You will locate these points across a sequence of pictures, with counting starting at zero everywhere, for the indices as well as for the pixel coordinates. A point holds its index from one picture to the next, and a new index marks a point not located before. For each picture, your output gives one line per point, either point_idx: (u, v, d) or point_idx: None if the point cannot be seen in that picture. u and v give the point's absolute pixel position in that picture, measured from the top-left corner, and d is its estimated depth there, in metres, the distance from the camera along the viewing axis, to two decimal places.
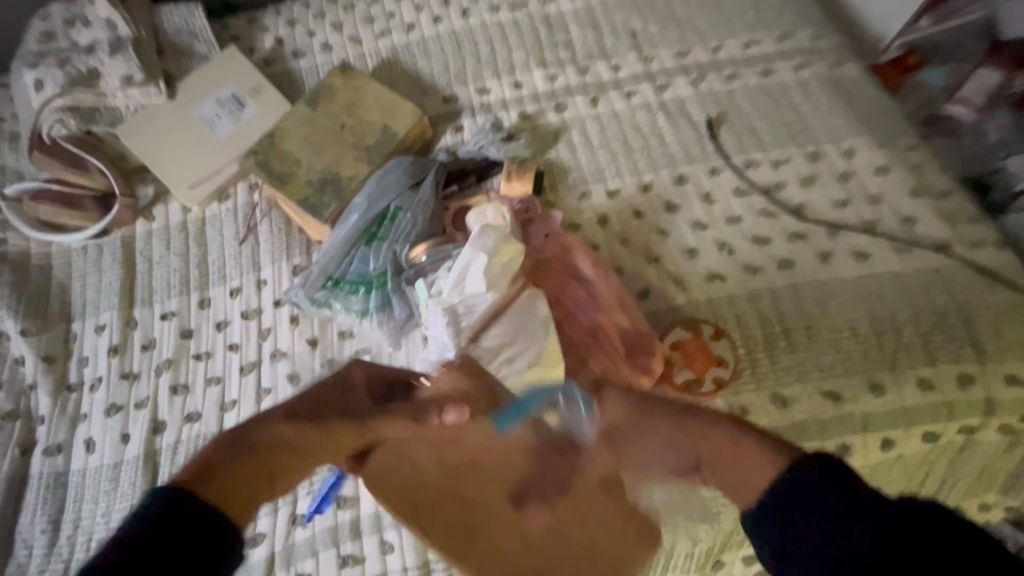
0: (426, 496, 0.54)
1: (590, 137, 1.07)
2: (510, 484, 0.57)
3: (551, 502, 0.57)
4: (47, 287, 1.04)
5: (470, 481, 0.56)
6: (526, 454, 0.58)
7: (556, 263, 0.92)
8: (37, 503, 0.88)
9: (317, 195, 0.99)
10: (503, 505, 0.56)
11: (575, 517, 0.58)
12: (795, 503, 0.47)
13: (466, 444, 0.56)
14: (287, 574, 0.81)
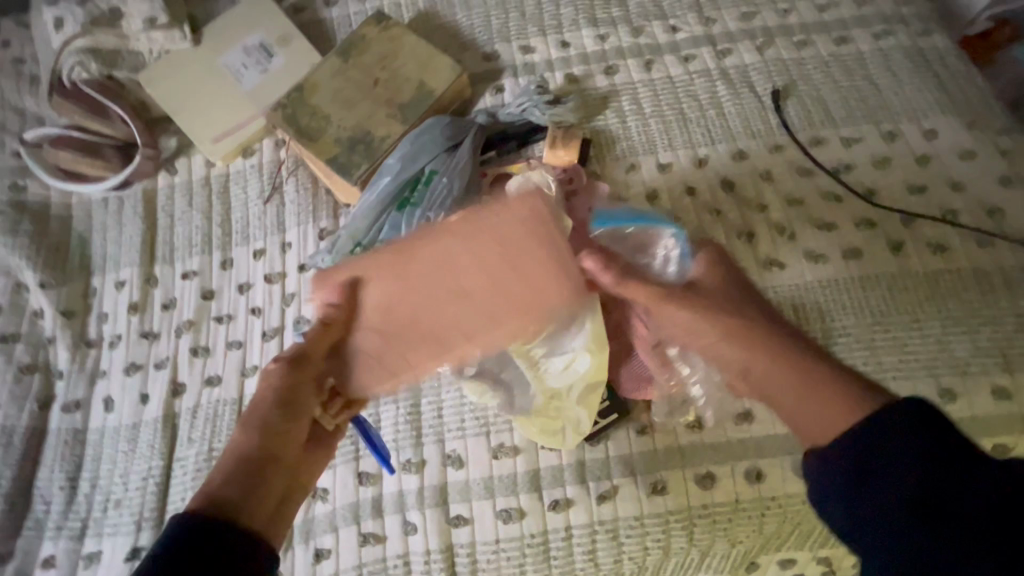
0: (380, 341, 0.66)
1: (641, 104, 0.99)
2: (455, 309, 0.65)
3: (503, 297, 0.64)
4: (67, 239, 1.00)
5: (418, 324, 0.66)
6: (449, 280, 0.65)
7: None
8: (55, 458, 0.86)
9: (347, 154, 0.93)
10: (461, 321, 0.65)
11: (532, 302, 0.64)
12: (889, 439, 0.46)
13: (369, 307, 0.67)
14: (306, 548, 0.79)
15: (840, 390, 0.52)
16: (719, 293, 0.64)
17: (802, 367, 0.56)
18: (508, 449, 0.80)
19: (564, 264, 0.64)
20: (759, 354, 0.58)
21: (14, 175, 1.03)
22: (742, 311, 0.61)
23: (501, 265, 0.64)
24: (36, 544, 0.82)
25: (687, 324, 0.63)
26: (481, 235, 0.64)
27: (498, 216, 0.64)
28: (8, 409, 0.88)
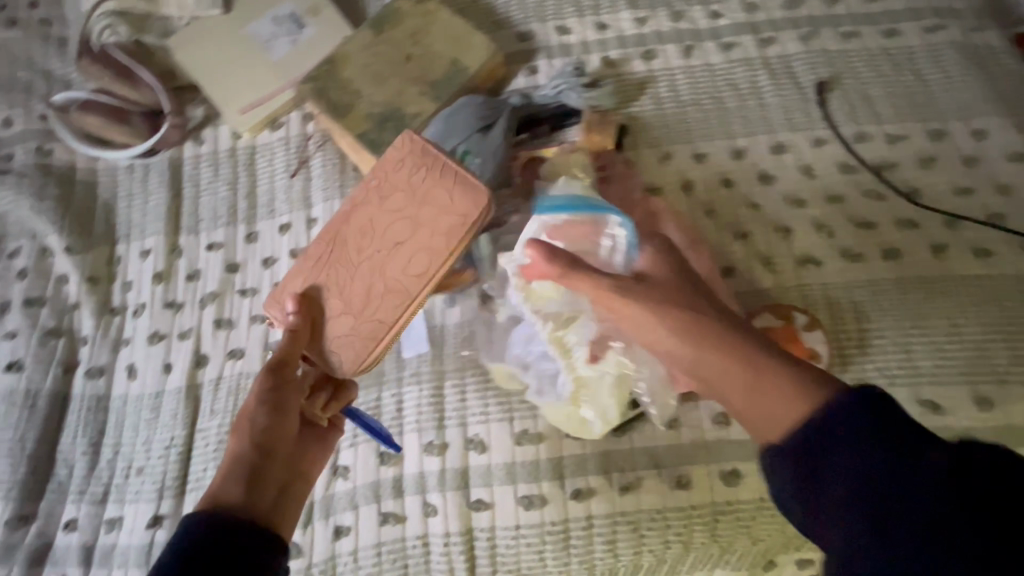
0: (353, 313, 0.74)
1: (679, 91, 0.96)
2: (403, 265, 0.76)
3: (434, 237, 0.76)
4: (92, 205, 1.00)
5: (378, 289, 0.75)
6: (386, 246, 0.77)
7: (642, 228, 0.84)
8: (78, 423, 0.86)
9: (378, 130, 0.91)
10: (411, 272, 0.75)
11: (446, 229, 0.76)
12: (842, 430, 0.45)
13: (325, 299, 0.76)
14: (326, 524, 0.79)
15: (787, 377, 0.51)
16: (668, 283, 0.62)
17: (750, 359, 0.53)
18: (532, 436, 0.80)
19: (457, 178, 0.77)
20: (709, 352, 0.55)
21: (40, 137, 1.02)
22: (689, 303, 0.59)
23: (409, 211, 0.77)
24: (58, 507, 0.83)
25: (638, 319, 0.60)
26: (387, 186, 0.79)
27: (394, 169, 0.79)
28: (32, 372, 0.88)
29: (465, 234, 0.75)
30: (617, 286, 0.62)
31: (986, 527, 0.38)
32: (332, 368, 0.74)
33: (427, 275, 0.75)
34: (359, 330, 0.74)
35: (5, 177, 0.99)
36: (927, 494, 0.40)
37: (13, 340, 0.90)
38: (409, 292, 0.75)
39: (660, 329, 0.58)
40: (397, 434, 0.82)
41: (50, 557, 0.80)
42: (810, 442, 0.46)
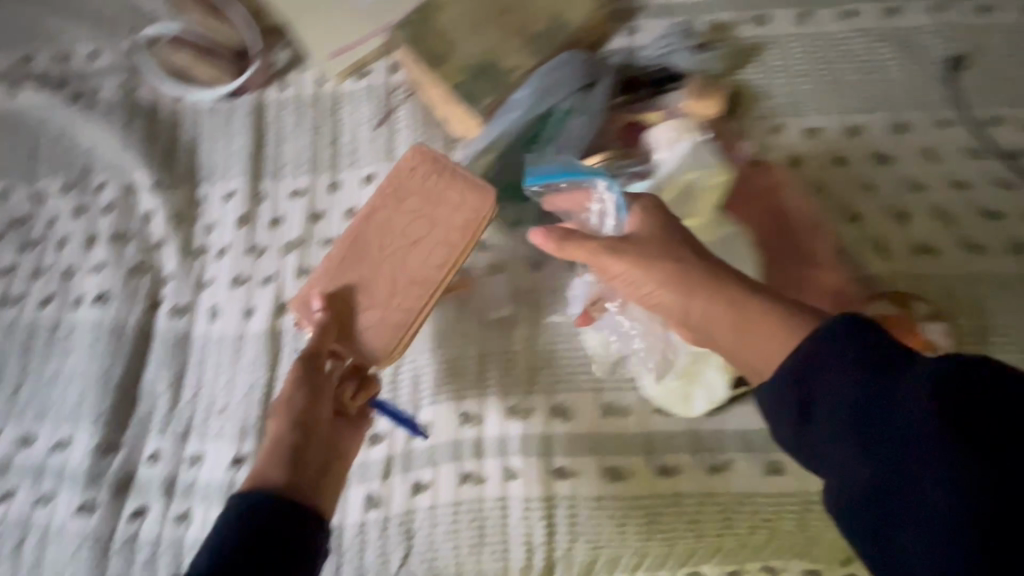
0: (373, 306, 0.76)
1: (792, 60, 0.90)
2: (419, 260, 0.77)
3: (446, 234, 0.78)
4: (176, 143, 0.99)
5: (399, 282, 0.77)
6: (401, 245, 0.78)
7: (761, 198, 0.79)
8: (162, 359, 0.87)
9: (473, 82, 0.88)
10: (428, 266, 0.77)
11: (456, 227, 0.78)
12: (829, 358, 0.47)
13: (345, 294, 0.77)
14: (404, 478, 0.79)
15: (771, 322, 0.53)
16: (657, 244, 0.64)
17: (735, 303, 0.56)
18: (620, 408, 0.79)
19: (464, 179, 0.80)
20: (697, 300, 0.59)
21: (127, 71, 1.02)
22: (678, 260, 0.61)
23: (420, 209, 0.79)
24: (141, 439, 0.84)
25: (637, 280, 0.63)
26: (402, 191, 0.80)
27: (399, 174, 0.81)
28: (119, 305, 0.89)
29: (477, 230, 0.78)
30: (613, 250, 0.65)
31: (959, 422, 0.41)
32: (367, 357, 0.75)
33: (447, 266, 0.77)
34: (386, 321, 0.76)
35: (95, 109, 0.99)
36: (906, 403, 0.43)
37: (101, 272, 0.91)
38: (432, 282, 0.77)
39: (662, 290, 0.61)
40: (478, 395, 0.80)
41: (133, 486, 0.82)
42: (798, 372, 0.48)
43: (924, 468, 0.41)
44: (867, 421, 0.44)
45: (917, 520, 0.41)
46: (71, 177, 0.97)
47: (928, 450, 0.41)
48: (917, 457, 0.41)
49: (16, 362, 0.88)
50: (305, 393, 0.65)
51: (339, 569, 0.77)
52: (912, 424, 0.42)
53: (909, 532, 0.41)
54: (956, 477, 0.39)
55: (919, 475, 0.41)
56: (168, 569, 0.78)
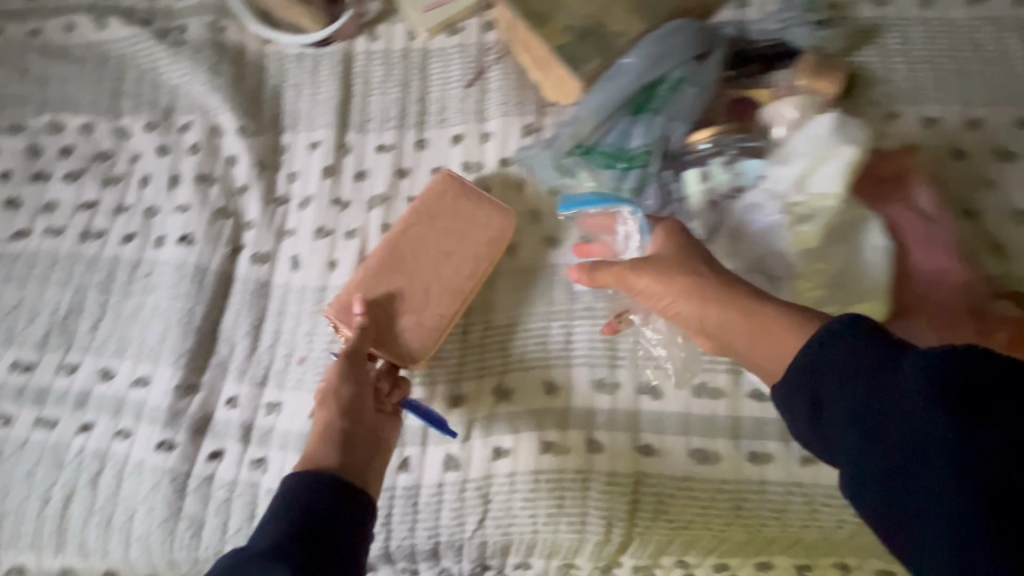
0: (408, 311, 0.77)
1: (911, 45, 0.86)
2: (453, 272, 0.79)
3: (477, 249, 0.80)
4: (261, 88, 0.97)
5: (433, 291, 0.78)
6: (433, 256, 0.79)
7: (897, 177, 0.68)
8: (242, 305, 0.86)
9: (578, 45, 0.85)
10: (461, 277, 0.79)
11: (485, 242, 0.80)
12: (829, 363, 0.47)
13: (379, 299, 0.77)
14: (485, 443, 0.78)
15: (782, 324, 0.54)
16: (676, 255, 0.65)
17: (748, 309, 0.57)
18: (710, 390, 0.77)
19: (489, 201, 0.82)
20: (712, 310, 0.60)
21: (216, 13, 1.00)
22: (694, 271, 0.63)
23: (450, 224, 0.80)
24: (219, 382, 0.84)
25: (659, 290, 0.65)
26: (434, 209, 0.81)
27: (428, 192, 0.82)
28: (203, 248, 0.88)
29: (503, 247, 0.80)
30: (636, 265, 0.67)
31: (961, 411, 0.39)
32: (400, 360, 0.76)
33: (476, 277, 0.79)
34: (421, 326, 0.76)
35: (183, 48, 0.97)
36: (907, 395, 0.41)
37: (185, 214, 0.90)
38: (462, 291, 0.78)
39: (681, 302, 0.62)
40: (565, 366, 0.80)
41: (211, 429, 0.82)
42: (806, 369, 0.48)
43: (929, 461, 0.39)
44: (872, 415, 0.43)
45: (927, 516, 0.39)
46: (154, 115, 0.96)
47: (931, 442, 0.39)
48: (919, 449, 0.40)
49: (96, 296, 0.88)
50: (349, 391, 0.68)
51: (415, 527, 0.77)
52: (917, 418, 0.40)
53: (921, 528, 0.39)
54: (962, 470, 0.38)
55: (926, 469, 0.39)
56: (243, 512, 0.78)
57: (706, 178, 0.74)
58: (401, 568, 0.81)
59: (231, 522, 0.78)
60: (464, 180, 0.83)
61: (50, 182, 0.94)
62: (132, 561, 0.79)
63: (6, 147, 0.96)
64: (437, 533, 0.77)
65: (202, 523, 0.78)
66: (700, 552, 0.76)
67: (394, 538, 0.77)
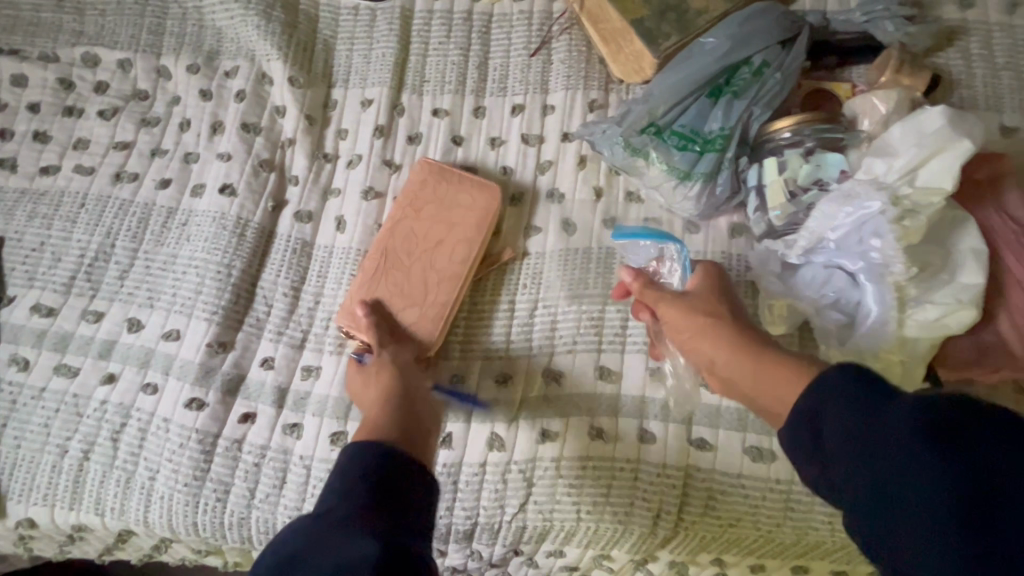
0: (416, 305, 0.77)
1: (995, 51, 0.83)
2: (450, 259, 0.79)
3: (465, 233, 0.80)
4: (312, 40, 0.92)
5: (435, 280, 0.78)
6: (429, 246, 0.80)
7: (992, 182, 0.65)
8: (282, 264, 0.82)
9: (656, 20, 0.82)
10: (458, 264, 0.79)
11: (471, 224, 0.80)
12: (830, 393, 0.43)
13: (384, 295, 0.77)
14: (531, 424, 0.75)
15: (783, 372, 0.52)
16: (702, 288, 0.64)
17: (759, 352, 0.55)
18: None
19: (470, 181, 0.82)
20: (726, 347, 0.58)
21: None
22: (713, 308, 0.62)
23: (439, 213, 0.81)
24: (254, 342, 0.80)
25: (677, 321, 0.63)
26: (418, 202, 0.81)
27: (410, 187, 0.82)
28: (244, 200, 0.83)
29: (490, 224, 0.80)
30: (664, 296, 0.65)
31: (944, 434, 0.36)
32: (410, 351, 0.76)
33: (473, 260, 0.79)
34: (427, 317, 0.77)
35: None
36: (891, 422, 0.38)
37: (225, 163, 0.85)
38: (462, 276, 0.78)
39: (699, 343, 0.60)
40: (619, 350, 0.76)
41: (243, 390, 0.78)
42: (807, 402, 0.44)
43: (908, 478, 0.36)
44: (860, 442, 0.40)
45: (906, 539, 0.36)
46: (198, 58, 0.91)
47: (909, 459, 0.36)
48: (905, 473, 0.36)
49: (127, 243, 0.83)
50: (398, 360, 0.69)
51: (453, 506, 0.74)
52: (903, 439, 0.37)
53: (903, 548, 0.36)
54: (945, 487, 0.35)
55: (906, 488, 0.36)
56: (274, 478, 0.75)
57: (784, 168, 0.72)
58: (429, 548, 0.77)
59: (261, 488, 0.75)
60: (440, 164, 0.83)
61: (83, 119, 0.89)
62: (152, 522, 0.75)
63: (40, 79, 0.91)
64: (475, 515, 0.74)
65: (229, 487, 0.75)
66: (739, 553, 0.74)
67: None
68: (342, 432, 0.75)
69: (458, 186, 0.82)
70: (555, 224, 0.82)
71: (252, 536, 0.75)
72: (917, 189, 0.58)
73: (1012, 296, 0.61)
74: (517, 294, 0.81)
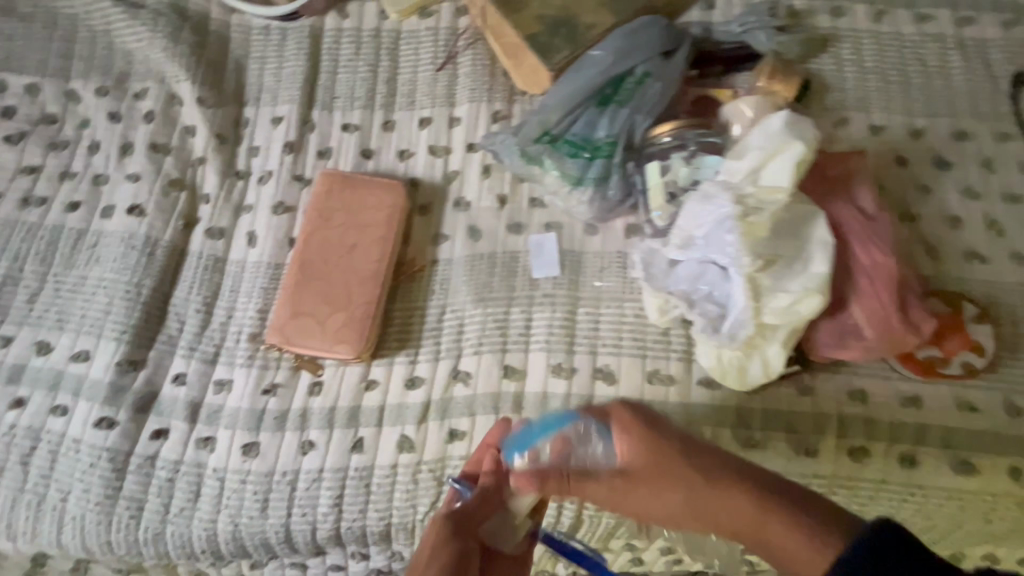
0: (340, 308, 0.79)
1: (863, 57, 0.90)
2: (366, 258, 0.81)
3: (379, 232, 0.82)
4: (223, 60, 0.94)
5: (354, 282, 0.80)
6: (345, 249, 0.81)
7: (844, 177, 0.71)
8: (194, 280, 0.84)
9: (548, 35, 0.86)
10: (375, 264, 0.80)
11: (382, 224, 0.82)
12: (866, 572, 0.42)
13: (308, 304, 0.79)
14: (439, 426, 0.77)
15: (794, 545, 0.49)
16: (651, 460, 0.56)
17: (747, 521, 0.51)
18: (663, 376, 0.77)
19: (373, 183, 0.84)
20: (726, 523, 0.53)
21: None
22: (676, 482, 0.54)
23: (349, 217, 0.82)
24: (167, 359, 0.81)
25: (658, 510, 0.55)
26: (326, 210, 0.83)
27: (317, 198, 0.84)
28: (153, 219, 0.85)
29: (398, 222, 0.82)
30: (612, 483, 0.56)
31: None
32: (340, 355, 0.77)
33: (388, 257, 0.81)
34: (352, 320, 0.78)
35: (140, 11, 0.93)
36: None
37: (135, 184, 0.86)
38: (380, 274, 0.80)
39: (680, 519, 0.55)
40: (523, 349, 0.80)
41: (155, 406, 0.79)
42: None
43: None
44: None
45: None
46: (107, 80, 0.92)
47: None
48: None
49: (36, 266, 0.84)
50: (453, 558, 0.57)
51: (366, 508, 0.76)
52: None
53: None
54: None
55: None
56: (188, 492, 0.76)
57: (666, 171, 0.77)
58: (351, 551, 0.80)
59: (175, 502, 0.76)
60: (341, 172, 0.85)
61: None
62: (66, 544, 0.76)
63: None
64: (388, 516, 0.76)
65: (143, 504, 0.76)
66: (645, 537, 0.78)
67: (345, 519, 0.75)
68: (254, 443, 0.77)
69: (363, 189, 0.84)
70: (462, 231, 0.85)
71: (169, 551, 0.76)
72: (759, 188, 0.63)
73: (858, 279, 0.67)
74: (427, 299, 0.83)
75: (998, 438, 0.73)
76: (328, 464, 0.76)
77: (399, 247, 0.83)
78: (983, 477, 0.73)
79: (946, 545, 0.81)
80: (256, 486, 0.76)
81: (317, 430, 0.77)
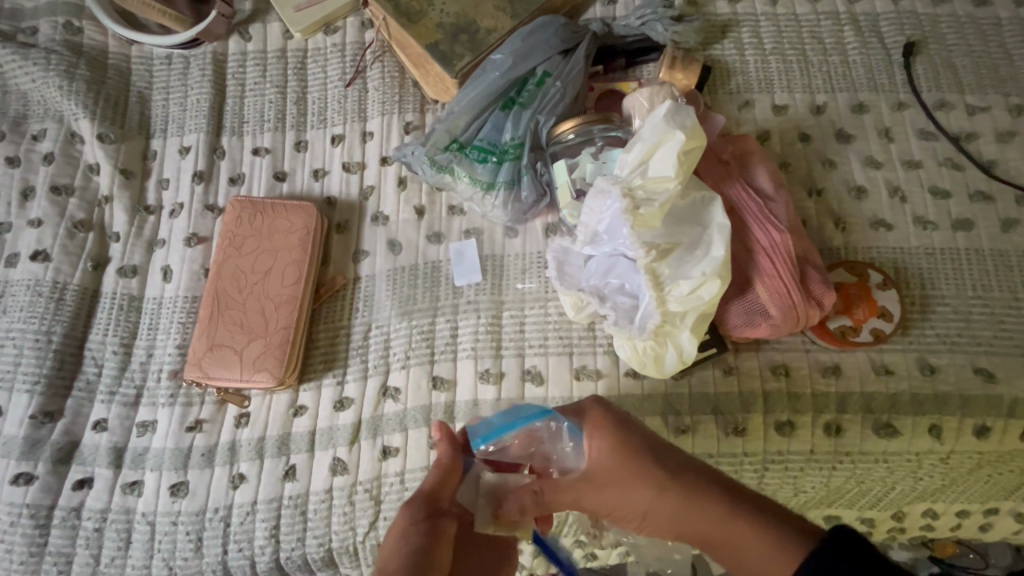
0: (261, 336, 0.78)
1: (762, 39, 0.92)
2: (283, 284, 0.80)
3: (293, 256, 0.81)
4: (124, 94, 0.92)
5: (272, 308, 0.79)
6: (263, 277, 0.81)
7: (732, 165, 0.75)
8: (109, 321, 0.82)
9: (449, 42, 0.86)
10: (293, 287, 0.80)
11: (295, 247, 0.82)
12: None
13: (228, 334, 0.79)
14: (372, 444, 0.76)
15: (765, 541, 0.50)
16: (622, 460, 0.55)
17: (717, 519, 0.52)
18: (590, 372, 0.76)
19: (284, 207, 0.83)
20: (694, 521, 0.53)
21: (68, 12, 0.94)
22: (645, 481, 0.54)
23: (265, 244, 0.82)
24: (86, 407, 0.79)
25: (621, 506, 0.55)
26: (237, 238, 0.82)
27: (230, 227, 0.83)
28: (60, 264, 0.82)
29: (313, 243, 0.82)
30: (585, 483, 0.55)
31: None
32: (262, 383, 0.76)
33: (304, 281, 0.81)
34: (271, 346, 0.77)
35: (30, 51, 0.90)
36: None
37: (38, 230, 0.84)
38: (296, 298, 0.80)
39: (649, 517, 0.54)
40: (451, 359, 0.78)
41: (77, 456, 0.77)
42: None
43: None
44: None
45: None
46: (2, 125, 0.89)
47: None
48: None
49: None
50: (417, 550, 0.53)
51: (304, 536, 0.74)
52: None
53: None
54: None
55: None
56: (118, 540, 0.74)
57: (573, 169, 0.77)
58: None
59: (105, 552, 0.74)
60: (254, 199, 0.84)
61: None
62: None
63: None
64: (328, 541, 0.74)
65: (71, 558, 0.73)
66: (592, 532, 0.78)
67: (283, 550, 0.74)
68: (182, 483, 0.75)
69: (275, 215, 0.84)
70: (382, 245, 0.84)
71: None
72: (647, 179, 0.65)
73: (756, 260, 0.70)
74: (351, 318, 0.82)
75: (915, 398, 0.75)
76: (260, 496, 0.74)
77: (317, 268, 0.83)
78: (902, 438, 0.75)
79: (884, 505, 0.82)
80: (188, 527, 0.74)
81: (247, 462, 0.76)
